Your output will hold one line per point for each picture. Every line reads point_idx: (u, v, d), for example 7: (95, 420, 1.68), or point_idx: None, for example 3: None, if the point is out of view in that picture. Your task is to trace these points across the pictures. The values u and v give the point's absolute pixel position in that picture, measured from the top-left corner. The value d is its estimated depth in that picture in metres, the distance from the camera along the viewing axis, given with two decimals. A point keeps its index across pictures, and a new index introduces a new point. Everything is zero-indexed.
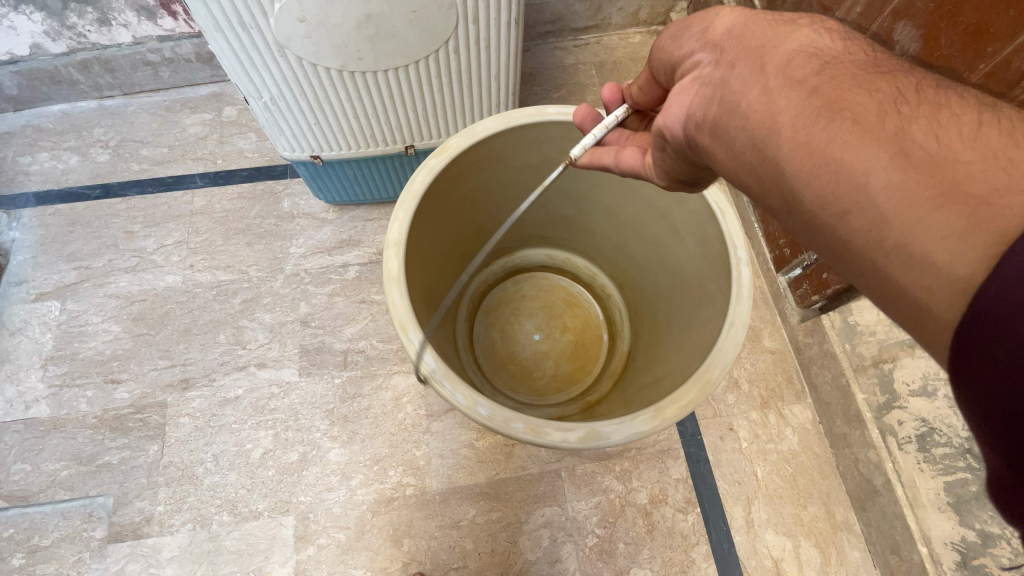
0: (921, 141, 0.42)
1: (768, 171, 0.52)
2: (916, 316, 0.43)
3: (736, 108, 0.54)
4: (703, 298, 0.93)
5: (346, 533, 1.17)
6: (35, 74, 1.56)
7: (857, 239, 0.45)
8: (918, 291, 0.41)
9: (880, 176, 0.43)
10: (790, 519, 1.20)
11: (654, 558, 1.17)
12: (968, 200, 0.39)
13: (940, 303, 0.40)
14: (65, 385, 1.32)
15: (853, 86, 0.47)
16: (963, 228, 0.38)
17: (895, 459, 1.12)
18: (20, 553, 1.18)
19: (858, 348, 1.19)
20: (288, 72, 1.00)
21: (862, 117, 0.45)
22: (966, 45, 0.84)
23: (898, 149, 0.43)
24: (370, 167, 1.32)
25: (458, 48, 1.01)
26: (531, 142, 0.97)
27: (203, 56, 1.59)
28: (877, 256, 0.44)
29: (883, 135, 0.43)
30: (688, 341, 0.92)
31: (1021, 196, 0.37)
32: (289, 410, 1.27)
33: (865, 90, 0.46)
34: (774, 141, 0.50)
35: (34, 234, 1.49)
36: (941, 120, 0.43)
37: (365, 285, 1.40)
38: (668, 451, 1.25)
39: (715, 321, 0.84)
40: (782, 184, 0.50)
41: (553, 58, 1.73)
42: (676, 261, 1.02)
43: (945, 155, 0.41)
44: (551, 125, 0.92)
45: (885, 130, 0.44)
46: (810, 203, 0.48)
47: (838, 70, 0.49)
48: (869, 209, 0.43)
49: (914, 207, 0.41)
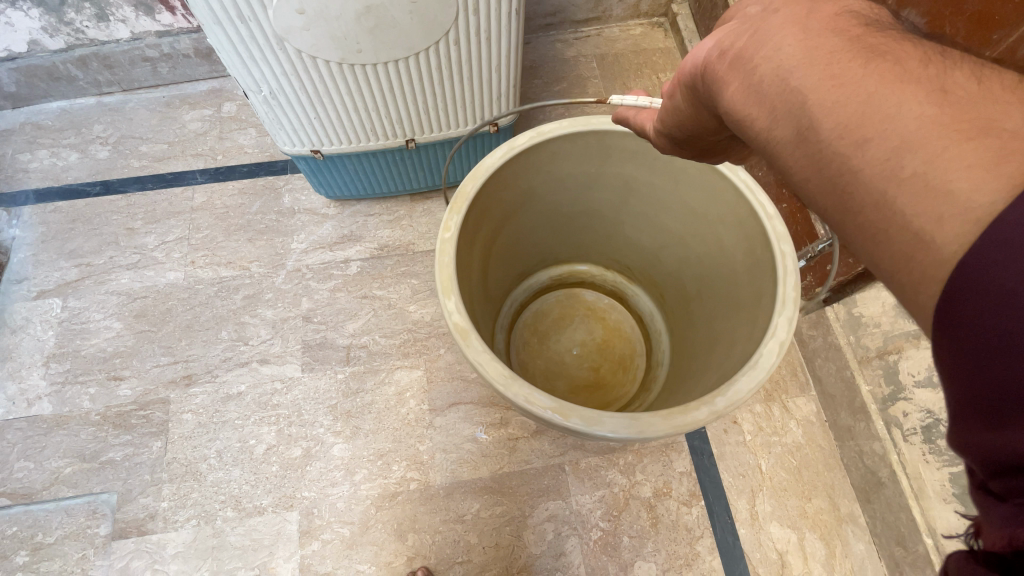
0: (963, 83, 0.38)
1: (786, 103, 0.45)
2: (910, 261, 0.37)
3: (762, 38, 0.48)
4: (744, 286, 0.91)
5: (350, 528, 1.17)
6: (33, 71, 1.55)
7: (869, 173, 0.39)
8: (924, 228, 0.36)
9: (915, 108, 0.38)
10: (795, 511, 1.20)
11: (659, 551, 1.16)
12: (1003, 135, 0.34)
13: (944, 241, 0.35)
14: (68, 382, 1.32)
15: (897, 35, 0.43)
16: (992, 158, 0.33)
17: (901, 450, 1.12)
18: (24, 550, 1.18)
19: (863, 340, 1.19)
20: (287, 65, 0.99)
21: (905, 59, 0.40)
22: (971, 33, 0.83)
23: (938, 87, 0.38)
24: (371, 162, 1.31)
25: (459, 40, 1.00)
26: (565, 153, 0.97)
27: (202, 51, 1.58)
28: (889, 189, 0.38)
29: (924, 75, 0.39)
30: (733, 335, 0.90)
31: None
32: (292, 405, 1.27)
33: (907, 40, 0.42)
34: (798, 70, 0.44)
35: (34, 231, 1.49)
36: (986, 70, 0.39)
37: (367, 280, 1.40)
38: (672, 444, 1.25)
39: (762, 307, 0.82)
40: (799, 117, 0.44)
41: (554, 50, 1.72)
42: (711, 254, 1.00)
43: (985, 96, 0.36)
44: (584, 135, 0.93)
45: (927, 71, 0.39)
46: (825, 138, 0.42)
47: (884, 25, 0.45)
48: (893, 138, 0.38)
49: (941, 133, 0.36)
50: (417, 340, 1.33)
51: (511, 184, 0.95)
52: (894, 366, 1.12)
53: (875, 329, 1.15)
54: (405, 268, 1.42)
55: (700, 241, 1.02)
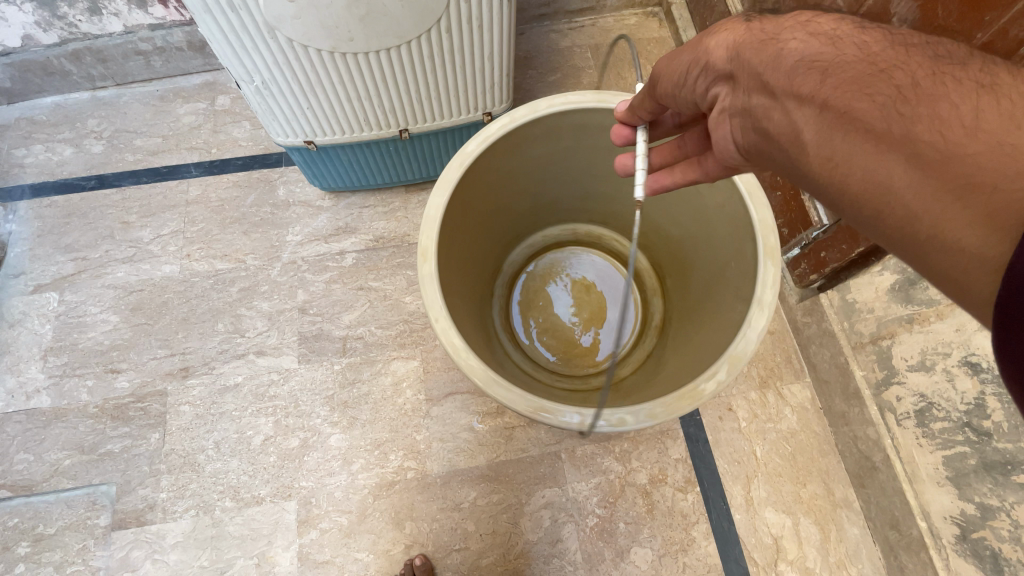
0: (930, 140, 0.46)
1: (807, 184, 0.58)
2: (957, 291, 0.47)
3: (766, 132, 0.60)
4: (728, 261, 0.92)
5: (348, 516, 1.18)
6: (26, 66, 1.55)
7: (895, 235, 0.50)
8: (955, 272, 0.46)
9: (903, 181, 0.48)
10: (790, 496, 1.21)
11: (654, 537, 1.17)
12: (983, 191, 0.43)
13: (976, 283, 0.44)
14: (66, 376, 1.32)
15: (859, 92, 0.51)
16: (982, 218, 0.43)
17: (894, 435, 1.13)
18: (25, 542, 1.19)
19: (856, 326, 1.19)
20: (279, 55, 0.99)
21: (874, 126, 0.50)
22: (963, 15, 0.82)
23: (913, 154, 0.47)
24: (365, 152, 1.31)
25: (450, 28, 1.00)
26: (543, 133, 0.95)
27: (196, 44, 1.58)
28: (914, 245, 0.49)
29: (897, 142, 0.48)
30: (715, 311, 0.93)
31: None
32: (290, 396, 1.27)
33: (868, 95, 0.50)
34: (803, 159, 0.57)
35: (30, 226, 1.49)
36: (943, 113, 0.46)
37: (362, 272, 1.40)
38: (668, 432, 1.26)
39: (745, 290, 0.84)
40: (822, 193, 0.56)
41: (548, 41, 1.71)
42: (698, 225, 1.01)
43: (953, 150, 0.45)
44: (559, 114, 0.91)
45: (897, 137, 0.48)
46: (849, 207, 0.54)
47: (840, 75, 0.53)
48: (899, 209, 0.49)
49: (933, 201, 0.46)
50: (413, 331, 1.34)
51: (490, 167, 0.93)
52: (887, 351, 1.12)
53: (868, 314, 1.15)
54: (401, 259, 1.42)
55: (687, 212, 1.02)
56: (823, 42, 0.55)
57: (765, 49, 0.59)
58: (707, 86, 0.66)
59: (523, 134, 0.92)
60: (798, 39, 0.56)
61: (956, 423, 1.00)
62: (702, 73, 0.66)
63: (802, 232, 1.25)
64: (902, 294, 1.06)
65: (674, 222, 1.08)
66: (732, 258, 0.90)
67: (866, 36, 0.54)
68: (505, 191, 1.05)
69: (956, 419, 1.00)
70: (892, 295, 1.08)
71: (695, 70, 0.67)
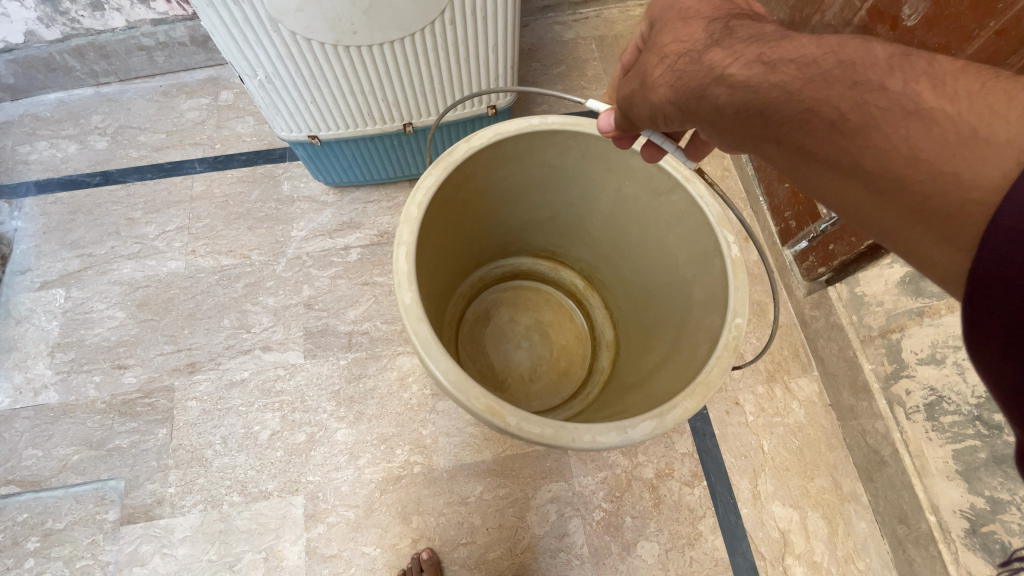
0: (879, 167, 0.45)
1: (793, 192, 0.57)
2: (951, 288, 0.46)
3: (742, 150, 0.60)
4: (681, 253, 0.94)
5: (355, 511, 1.18)
6: (30, 62, 1.54)
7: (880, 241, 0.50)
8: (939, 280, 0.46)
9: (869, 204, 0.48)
10: (797, 490, 1.20)
11: (661, 531, 1.17)
12: (940, 212, 0.42)
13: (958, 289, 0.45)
14: (73, 371, 1.33)
15: (800, 127, 0.50)
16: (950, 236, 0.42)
17: (903, 429, 1.12)
18: (34, 537, 1.20)
19: (865, 319, 1.18)
20: (282, 48, 0.98)
21: (825, 157, 0.49)
22: (975, 3, 0.81)
23: (869, 181, 0.46)
24: (369, 146, 1.30)
25: (454, 20, 1.00)
26: (501, 159, 0.93)
27: (198, 38, 1.57)
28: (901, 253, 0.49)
29: (852, 172, 0.47)
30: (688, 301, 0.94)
31: (979, 197, 0.40)
32: (296, 391, 1.27)
33: (809, 129, 0.49)
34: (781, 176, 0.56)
35: (36, 223, 1.49)
36: (885, 139, 0.44)
37: (368, 267, 1.40)
38: (674, 426, 1.25)
39: (715, 292, 0.85)
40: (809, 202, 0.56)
41: (552, 33, 1.70)
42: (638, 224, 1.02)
43: (903, 176, 0.44)
44: (516, 140, 0.89)
45: (849, 167, 0.47)
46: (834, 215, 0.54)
47: (775, 110, 0.51)
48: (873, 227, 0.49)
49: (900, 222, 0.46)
50: None
51: (455, 191, 0.91)
52: (897, 345, 1.11)
53: (877, 307, 1.14)
54: None
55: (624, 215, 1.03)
56: (750, 69, 0.52)
57: (698, 90, 0.57)
58: (662, 122, 0.66)
59: (486, 158, 0.90)
60: (725, 72, 0.54)
61: (966, 416, 0.99)
62: (651, 115, 0.66)
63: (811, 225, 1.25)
64: (912, 287, 1.04)
65: (608, 227, 1.09)
66: (687, 246, 0.92)
67: (793, 48, 0.51)
68: (463, 219, 1.02)
69: (966, 412, 0.99)
70: (901, 288, 1.07)
71: (643, 113, 0.67)
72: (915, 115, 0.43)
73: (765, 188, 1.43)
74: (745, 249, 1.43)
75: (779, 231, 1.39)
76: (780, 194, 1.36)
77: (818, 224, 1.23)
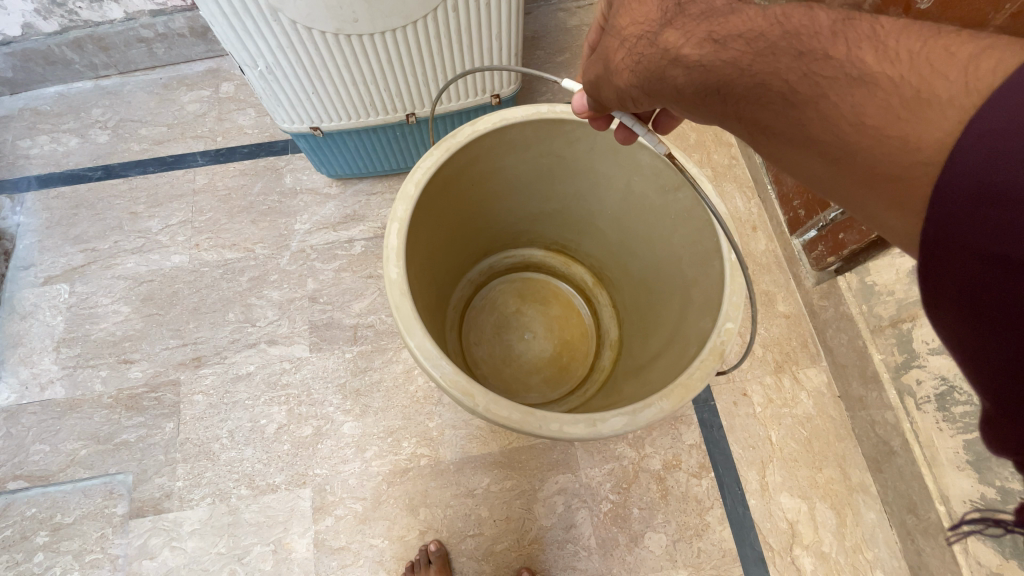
0: (831, 134, 0.45)
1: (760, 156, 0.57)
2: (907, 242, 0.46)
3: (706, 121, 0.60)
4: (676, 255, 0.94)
5: (363, 503, 1.18)
6: (29, 56, 1.53)
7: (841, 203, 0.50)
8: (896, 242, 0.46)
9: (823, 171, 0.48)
10: (805, 481, 1.20)
11: (669, 522, 1.17)
12: (890, 175, 0.42)
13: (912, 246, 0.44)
14: (79, 366, 1.33)
15: (752, 101, 0.50)
16: (899, 198, 0.43)
17: (913, 419, 1.11)
18: (44, 531, 1.21)
19: (876, 309, 1.17)
20: (282, 37, 0.97)
21: (779, 129, 0.50)
22: None
23: (821, 149, 0.47)
24: (372, 138, 1.29)
25: (457, 7, 0.98)
26: (506, 147, 0.92)
27: (198, 30, 1.55)
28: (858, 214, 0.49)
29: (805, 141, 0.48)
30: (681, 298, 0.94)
31: (928, 153, 0.40)
32: (302, 384, 1.27)
33: (762, 103, 0.50)
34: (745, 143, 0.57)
35: (38, 217, 1.48)
36: (830, 107, 0.45)
37: (372, 260, 1.39)
38: (681, 417, 1.25)
39: (713, 294, 0.83)
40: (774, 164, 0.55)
41: (556, 20, 1.67)
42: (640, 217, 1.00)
43: (852, 142, 0.44)
44: (523, 127, 0.88)
45: (803, 136, 0.48)
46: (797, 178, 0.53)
47: (728, 87, 0.52)
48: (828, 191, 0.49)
49: (852, 186, 0.46)
50: None
51: (457, 176, 0.91)
52: (908, 335, 1.10)
53: (888, 297, 1.13)
54: None
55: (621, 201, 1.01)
56: (700, 49, 0.54)
57: (653, 72, 0.58)
58: (625, 103, 0.67)
59: (490, 145, 0.90)
60: (679, 52, 0.55)
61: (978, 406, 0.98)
62: (613, 97, 0.67)
63: (820, 214, 1.23)
64: None
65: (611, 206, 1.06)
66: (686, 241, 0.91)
67: (743, 20, 0.52)
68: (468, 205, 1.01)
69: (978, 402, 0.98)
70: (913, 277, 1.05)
71: (606, 96, 0.68)
72: (859, 82, 0.43)
73: (773, 176, 1.41)
74: (753, 239, 1.42)
75: (787, 221, 1.37)
76: (789, 183, 1.34)
77: (828, 212, 1.22)
